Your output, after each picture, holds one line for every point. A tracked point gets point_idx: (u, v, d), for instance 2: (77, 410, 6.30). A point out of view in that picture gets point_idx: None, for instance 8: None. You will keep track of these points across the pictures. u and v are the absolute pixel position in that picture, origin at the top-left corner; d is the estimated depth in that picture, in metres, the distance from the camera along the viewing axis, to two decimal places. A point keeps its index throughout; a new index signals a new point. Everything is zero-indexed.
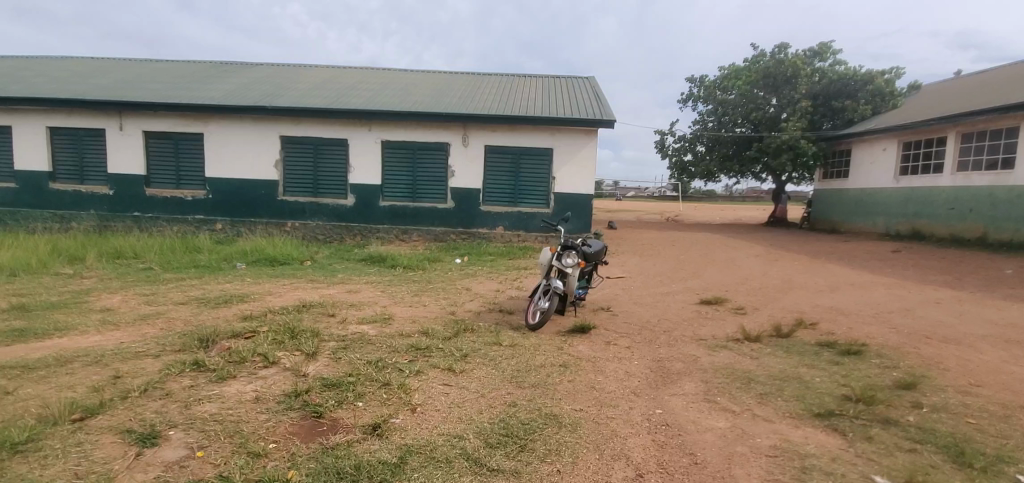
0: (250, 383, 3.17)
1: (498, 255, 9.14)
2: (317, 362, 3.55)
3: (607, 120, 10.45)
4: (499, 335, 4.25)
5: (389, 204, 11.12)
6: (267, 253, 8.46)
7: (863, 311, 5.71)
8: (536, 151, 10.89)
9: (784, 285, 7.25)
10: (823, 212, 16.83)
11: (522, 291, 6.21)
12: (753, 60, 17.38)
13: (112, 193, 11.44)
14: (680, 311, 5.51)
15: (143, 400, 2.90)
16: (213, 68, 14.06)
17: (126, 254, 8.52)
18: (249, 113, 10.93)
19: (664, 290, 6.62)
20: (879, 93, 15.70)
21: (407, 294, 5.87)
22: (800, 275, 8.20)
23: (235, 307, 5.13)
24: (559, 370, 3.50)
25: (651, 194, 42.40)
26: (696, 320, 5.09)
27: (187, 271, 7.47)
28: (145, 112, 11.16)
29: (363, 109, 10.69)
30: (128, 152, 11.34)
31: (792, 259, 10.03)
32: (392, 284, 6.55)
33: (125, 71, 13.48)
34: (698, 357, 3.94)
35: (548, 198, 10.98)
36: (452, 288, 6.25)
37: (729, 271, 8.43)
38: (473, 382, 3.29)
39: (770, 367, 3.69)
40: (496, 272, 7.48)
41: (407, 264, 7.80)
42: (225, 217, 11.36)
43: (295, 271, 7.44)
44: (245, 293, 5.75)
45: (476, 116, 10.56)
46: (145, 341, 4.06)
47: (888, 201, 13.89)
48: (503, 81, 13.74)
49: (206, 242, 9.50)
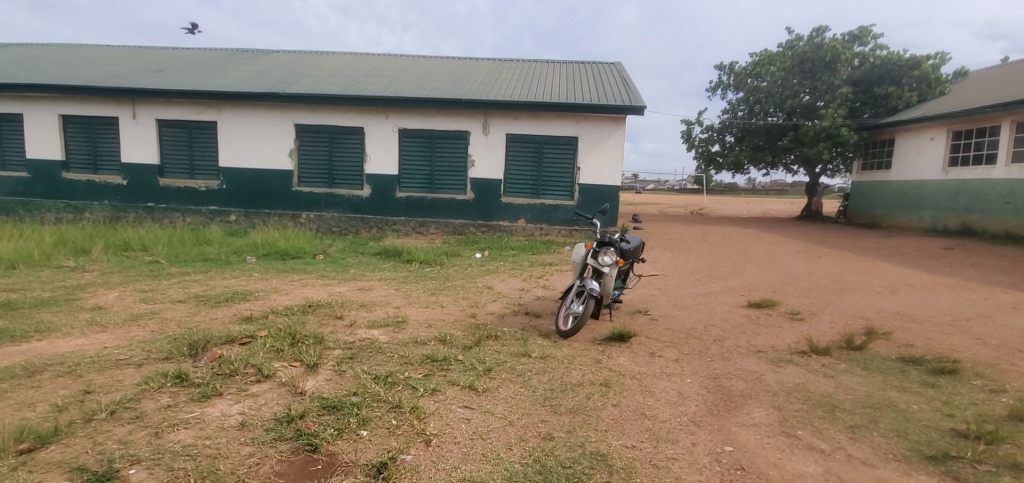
0: (237, 403, 2.70)
1: (521, 250, 8.59)
2: (317, 376, 3.07)
3: (636, 105, 9.78)
4: (527, 344, 3.71)
5: (406, 196, 10.65)
6: (278, 246, 8.05)
7: (937, 317, 5.02)
8: (559, 140, 10.30)
9: (838, 286, 6.56)
10: (861, 205, 15.82)
11: (549, 290, 5.65)
12: (789, 45, 16.45)
13: (125, 183, 11.20)
14: (727, 315, 4.90)
15: (109, 425, 2.50)
16: (229, 55, 13.71)
17: (133, 246, 8.20)
18: (262, 100, 10.53)
19: (705, 290, 6.00)
20: (924, 79, 14.72)
21: (423, 293, 5.37)
22: (851, 274, 7.48)
23: (235, 306, 4.69)
24: (600, 390, 2.95)
25: (672, 187, 41.40)
26: (749, 327, 4.48)
27: (193, 265, 7.09)
28: (156, 100, 10.86)
29: (378, 96, 10.20)
30: (140, 140, 11.07)
31: (837, 256, 9.29)
32: (407, 281, 6.05)
33: (140, 59, 13.21)
34: (761, 374, 3.35)
35: (573, 190, 10.39)
36: (472, 286, 5.72)
37: (771, 269, 7.74)
38: (498, 406, 2.77)
39: (851, 391, 3.09)
40: (518, 268, 6.92)
41: (423, 259, 7.28)
42: (239, 208, 11.03)
43: (306, 266, 7.00)
44: (249, 290, 5.33)
45: (497, 103, 9.99)
46: (130, 347, 3.64)
47: (936, 195, 12.92)
48: (525, 67, 13.12)
49: (217, 234, 9.15)
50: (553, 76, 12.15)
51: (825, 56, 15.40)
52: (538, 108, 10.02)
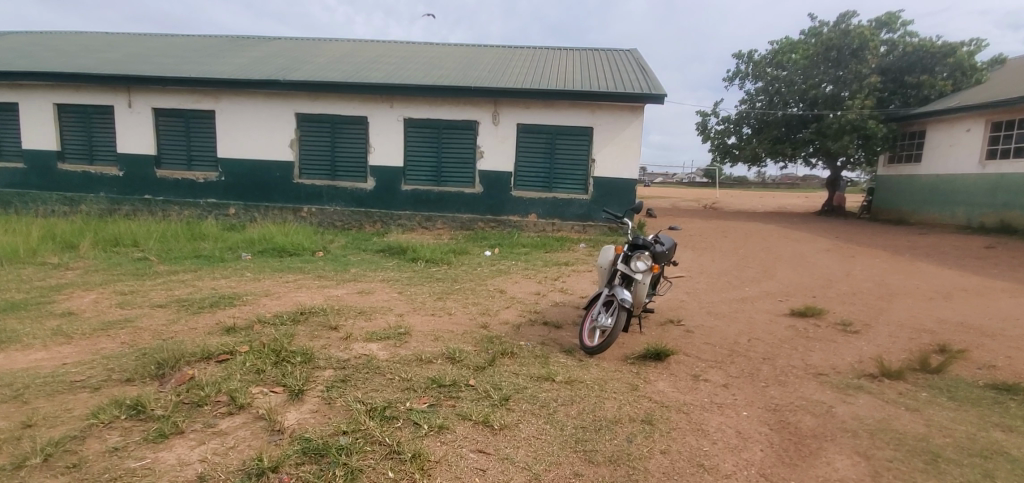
0: (200, 445, 2.20)
1: (534, 248, 8.07)
2: (302, 407, 2.57)
3: (656, 93, 9.19)
4: (549, 365, 3.19)
5: (411, 189, 10.14)
6: (275, 242, 7.55)
7: (1008, 329, 4.45)
8: (574, 131, 9.73)
9: (883, 291, 5.97)
10: (888, 200, 15.10)
11: (568, 295, 5.10)
12: (813, 32, 15.74)
13: (122, 174, 10.76)
14: (770, 326, 4.34)
15: (40, 475, 2.02)
16: (229, 42, 13.20)
17: (123, 242, 7.76)
18: (261, 87, 10.02)
19: (739, 295, 5.44)
20: (958, 68, 13.99)
21: (429, 297, 4.86)
22: (892, 277, 6.89)
23: (220, 313, 4.20)
24: (643, 430, 2.42)
25: (680, 180, 40.66)
26: (799, 342, 3.93)
27: (184, 263, 6.63)
28: (153, 87, 10.40)
29: (383, 83, 9.66)
30: (136, 129, 10.62)
31: (871, 256, 8.69)
32: (412, 282, 5.54)
33: (138, 46, 12.75)
34: (831, 406, 2.81)
35: (587, 184, 9.83)
36: (483, 290, 5.19)
37: (805, 270, 7.15)
38: (519, 450, 2.25)
39: (948, 432, 2.55)
40: (531, 269, 6.39)
41: (429, 257, 6.77)
42: (239, 201, 10.57)
43: (303, 264, 6.51)
44: (239, 293, 4.85)
45: (508, 90, 9.41)
46: (92, 365, 3.16)
47: (971, 190, 12.21)
48: (536, 54, 12.49)
49: (213, 228, 8.69)
50: (565, 63, 11.53)
51: (853, 43, 14.69)
52: (552, 97, 9.43)
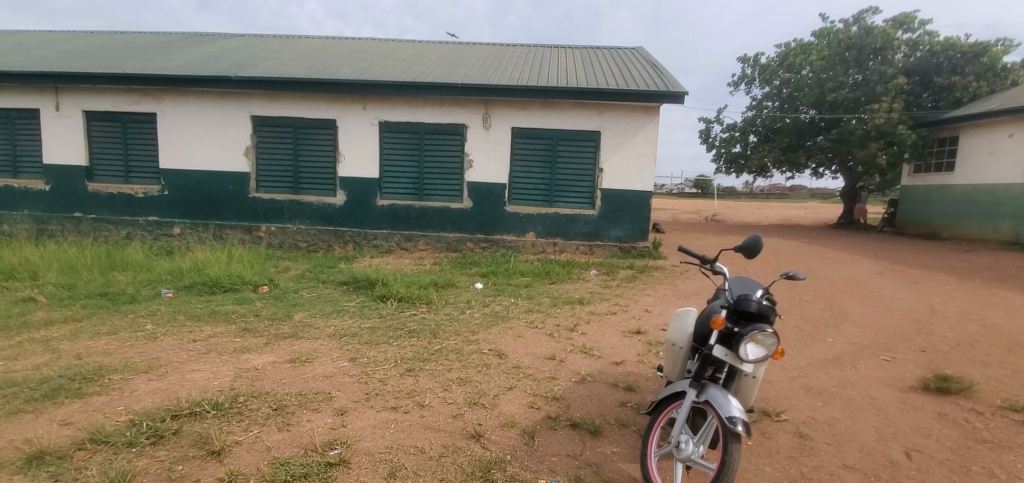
0: None
1: (534, 277, 6.54)
2: None
3: (676, 91, 7.78)
4: None
5: (388, 204, 8.58)
6: (207, 274, 5.89)
7: None
8: (578, 136, 8.25)
9: (1004, 339, 4.47)
10: (914, 212, 13.81)
11: (596, 359, 3.55)
12: (827, 33, 14.61)
13: (48, 189, 9.06)
14: (914, 418, 2.85)
15: None
16: (184, 38, 11.59)
17: (15, 275, 6.12)
18: (210, 85, 8.43)
19: (829, 353, 3.93)
20: (989, 69, 12.97)
21: (395, 370, 3.27)
22: (990, 313, 5.45)
23: (56, 415, 2.61)
24: None
25: (670, 190, 39.40)
26: (987, 457, 2.44)
27: (77, 307, 4.96)
28: (83, 86, 8.75)
29: (352, 80, 8.13)
30: (65, 136, 8.94)
31: (936, 281, 7.28)
32: (375, 337, 3.96)
33: (79, 42, 11.09)
34: None
35: (595, 197, 8.34)
36: (473, 352, 3.62)
37: (878, 306, 5.67)
38: None
39: None
40: (536, 312, 4.80)
41: (403, 293, 5.17)
42: (185, 219, 8.93)
43: (234, 307, 4.87)
44: (111, 367, 3.24)
45: (502, 88, 7.92)
46: None
47: (1015, 202, 10.93)
48: (531, 52, 11.05)
49: (139, 254, 7.05)
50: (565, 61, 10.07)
51: (874, 42, 13.50)
52: (553, 96, 7.97)
